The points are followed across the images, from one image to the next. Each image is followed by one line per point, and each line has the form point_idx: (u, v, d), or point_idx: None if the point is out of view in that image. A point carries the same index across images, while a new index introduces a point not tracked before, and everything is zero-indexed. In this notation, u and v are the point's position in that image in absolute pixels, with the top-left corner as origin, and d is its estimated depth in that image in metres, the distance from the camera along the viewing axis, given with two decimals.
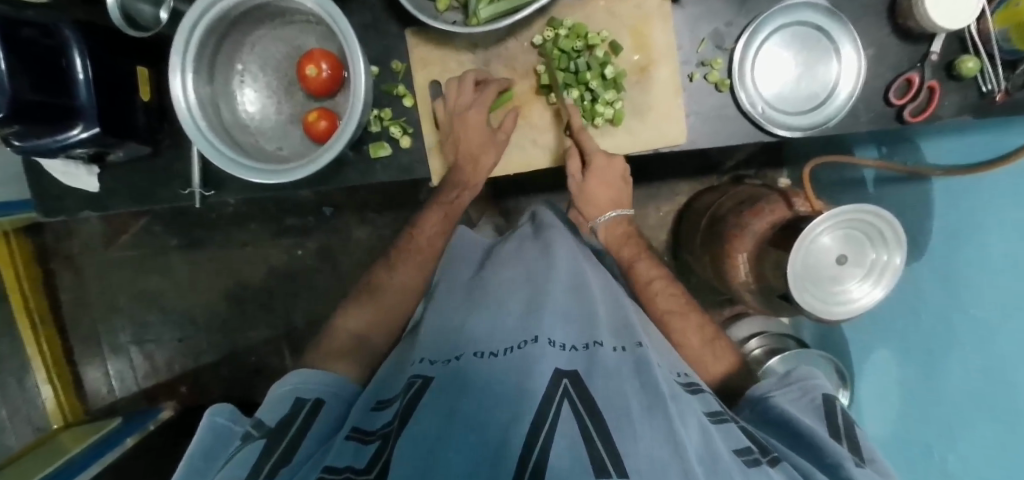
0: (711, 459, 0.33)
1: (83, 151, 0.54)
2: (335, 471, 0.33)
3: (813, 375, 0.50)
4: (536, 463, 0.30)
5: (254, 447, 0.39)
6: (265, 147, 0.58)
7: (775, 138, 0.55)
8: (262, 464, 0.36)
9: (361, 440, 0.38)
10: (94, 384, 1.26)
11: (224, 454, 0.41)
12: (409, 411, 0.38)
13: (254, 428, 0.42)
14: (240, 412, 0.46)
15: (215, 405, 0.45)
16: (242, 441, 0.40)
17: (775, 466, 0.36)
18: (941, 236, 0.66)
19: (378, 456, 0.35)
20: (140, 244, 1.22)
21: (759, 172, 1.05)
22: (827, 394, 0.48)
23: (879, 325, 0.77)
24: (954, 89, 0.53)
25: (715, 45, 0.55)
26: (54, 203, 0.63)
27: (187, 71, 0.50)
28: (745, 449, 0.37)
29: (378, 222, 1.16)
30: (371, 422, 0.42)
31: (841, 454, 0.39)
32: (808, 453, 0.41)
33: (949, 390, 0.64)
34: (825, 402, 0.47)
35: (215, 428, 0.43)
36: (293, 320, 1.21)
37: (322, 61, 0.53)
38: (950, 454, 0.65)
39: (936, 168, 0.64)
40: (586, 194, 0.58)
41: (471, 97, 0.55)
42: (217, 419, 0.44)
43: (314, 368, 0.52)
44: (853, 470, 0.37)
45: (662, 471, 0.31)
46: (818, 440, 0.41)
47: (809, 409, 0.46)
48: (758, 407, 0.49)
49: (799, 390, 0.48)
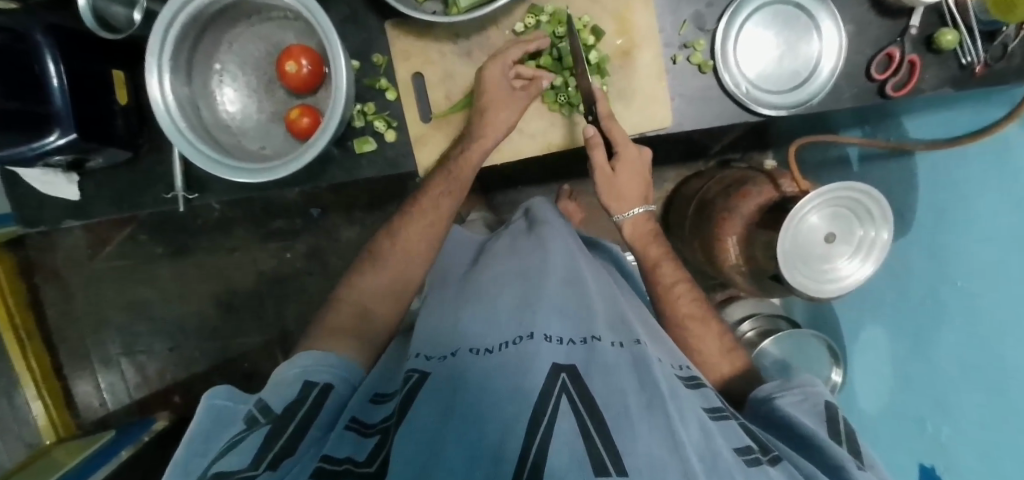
0: (711, 458, 0.33)
1: (61, 158, 0.53)
2: (334, 461, 0.33)
3: (814, 380, 0.50)
4: (535, 458, 0.30)
5: (257, 434, 0.37)
6: (248, 146, 0.57)
7: (760, 117, 0.55)
8: (264, 453, 0.35)
9: (360, 432, 0.38)
10: (86, 399, 1.25)
11: (222, 438, 0.39)
12: (407, 404, 0.38)
13: (261, 413, 0.40)
14: (239, 390, 0.44)
15: (213, 387, 0.43)
16: (249, 425, 0.39)
17: (776, 464, 0.36)
18: (927, 209, 0.66)
19: (380, 447, 0.36)
20: (126, 253, 1.20)
21: (745, 155, 1.06)
22: (828, 401, 0.48)
23: (871, 301, 0.77)
24: (933, 62, 0.54)
25: (696, 27, 0.55)
26: (33, 213, 0.62)
27: (163, 72, 0.49)
28: (746, 447, 0.37)
29: (367, 221, 1.15)
30: (369, 415, 0.42)
31: (843, 456, 0.39)
32: (811, 456, 0.41)
33: (945, 364, 0.64)
34: (827, 408, 0.47)
35: (214, 410, 0.41)
36: (285, 324, 1.20)
37: (302, 56, 0.52)
38: (945, 428, 0.65)
39: (918, 142, 0.65)
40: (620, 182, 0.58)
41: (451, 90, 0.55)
42: (215, 401, 0.42)
43: (319, 349, 0.50)
44: (855, 473, 0.37)
45: (662, 471, 0.31)
46: (820, 443, 0.41)
47: (812, 413, 0.46)
48: (762, 409, 0.49)
49: (801, 394, 0.47)
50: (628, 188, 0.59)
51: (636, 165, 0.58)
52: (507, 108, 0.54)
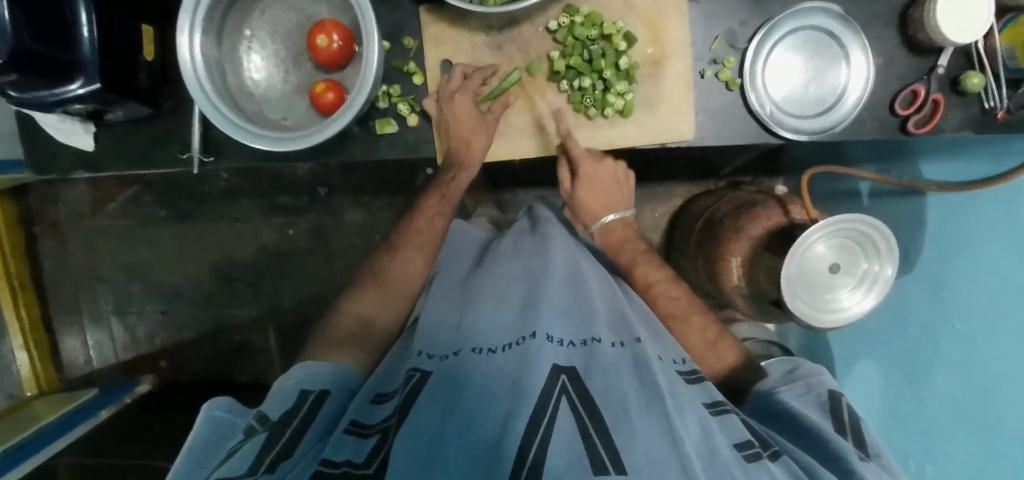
0: (709, 455, 0.33)
1: (82, 107, 0.53)
2: (334, 464, 0.34)
3: (817, 372, 0.53)
4: (535, 454, 0.30)
5: (253, 442, 0.38)
6: (269, 115, 0.56)
7: (782, 140, 0.55)
8: (263, 458, 0.36)
9: (360, 434, 0.38)
10: (71, 354, 1.25)
11: (226, 449, 0.40)
12: (408, 405, 0.38)
13: (259, 423, 0.42)
14: (237, 403, 0.45)
15: (212, 398, 0.44)
16: (246, 435, 0.41)
17: (775, 460, 0.37)
18: (933, 247, 0.66)
19: (377, 451, 0.36)
20: (128, 213, 1.20)
21: (755, 179, 1.07)
22: (831, 390, 0.50)
23: (863, 333, 0.78)
24: (958, 104, 0.54)
25: (728, 44, 0.55)
26: (46, 161, 0.61)
27: (194, 31, 0.49)
28: (746, 442, 0.37)
29: (373, 205, 1.14)
30: (368, 416, 0.42)
31: (845, 448, 0.40)
32: (813, 449, 0.42)
33: (936, 398, 0.64)
34: (830, 397, 0.49)
35: (214, 421, 0.43)
36: (280, 300, 1.19)
37: (334, 31, 0.52)
38: (929, 466, 0.66)
39: (932, 182, 0.66)
40: (578, 199, 0.62)
41: (473, 84, 0.55)
42: (214, 412, 0.43)
43: (313, 361, 0.52)
44: (857, 464, 0.38)
45: (662, 469, 0.31)
46: (820, 435, 0.42)
47: (814, 405, 0.48)
48: (763, 402, 0.49)
49: (803, 386, 0.50)
50: (599, 202, 0.63)
51: (600, 180, 0.61)
52: (483, 131, 0.57)
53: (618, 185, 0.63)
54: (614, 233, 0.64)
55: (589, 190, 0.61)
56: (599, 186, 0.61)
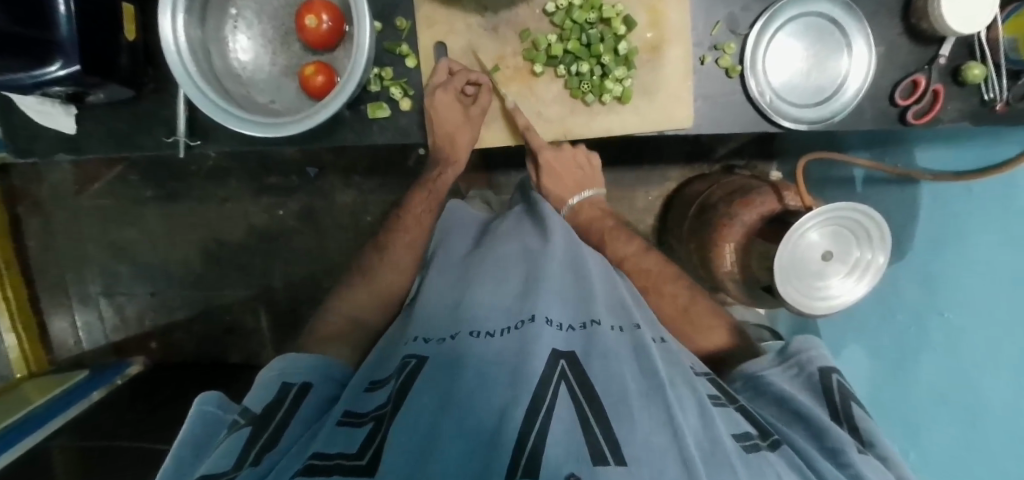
0: (709, 447, 0.33)
1: (61, 90, 0.50)
2: (326, 457, 0.33)
3: (809, 345, 0.51)
4: (533, 448, 0.30)
5: (238, 436, 0.39)
6: (257, 98, 0.54)
7: (780, 129, 0.55)
8: (247, 452, 0.37)
9: (353, 425, 0.38)
10: (60, 336, 1.24)
11: (217, 440, 0.41)
12: (403, 391, 0.38)
13: (242, 416, 0.42)
14: (227, 398, 0.46)
15: (202, 393, 0.44)
16: (229, 430, 0.41)
17: (776, 450, 0.37)
18: (923, 240, 0.67)
19: (371, 440, 0.36)
20: (113, 194, 1.17)
21: (749, 163, 1.07)
22: (822, 366, 0.48)
23: (853, 321, 0.76)
24: (957, 94, 0.54)
25: (729, 29, 0.54)
26: (26, 142, 0.59)
27: (177, 11, 0.47)
28: (744, 433, 0.37)
29: (364, 187, 1.13)
30: (362, 405, 0.42)
31: (842, 438, 0.40)
32: (807, 434, 0.43)
33: (923, 383, 0.66)
34: (821, 376, 0.47)
35: (206, 417, 0.43)
36: (271, 282, 1.18)
37: (323, 11, 0.50)
38: (913, 452, 0.68)
39: (926, 172, 0.65)
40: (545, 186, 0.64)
41: (458, 81, 0.54)
42: (205, 407, 0.44)
43: (298, 354, 0.52)
44: (853, 456, 0.38)
45: (661, 463, 0.31)
46: (817, 423, 0.42)
47: (803, 386, 0.47)
48: (753, 384, 0.50)
49: (795, 366, 0.49)
50: (566, 186, 0.64)
51: (564, 165, 0.63)
52: (466, 126, 0.58)
53: (580, 168, 0.65)
54: (583, 213, 0.67)
55: (554, 177, 0.63)
56: (563, 172, 0.63)
